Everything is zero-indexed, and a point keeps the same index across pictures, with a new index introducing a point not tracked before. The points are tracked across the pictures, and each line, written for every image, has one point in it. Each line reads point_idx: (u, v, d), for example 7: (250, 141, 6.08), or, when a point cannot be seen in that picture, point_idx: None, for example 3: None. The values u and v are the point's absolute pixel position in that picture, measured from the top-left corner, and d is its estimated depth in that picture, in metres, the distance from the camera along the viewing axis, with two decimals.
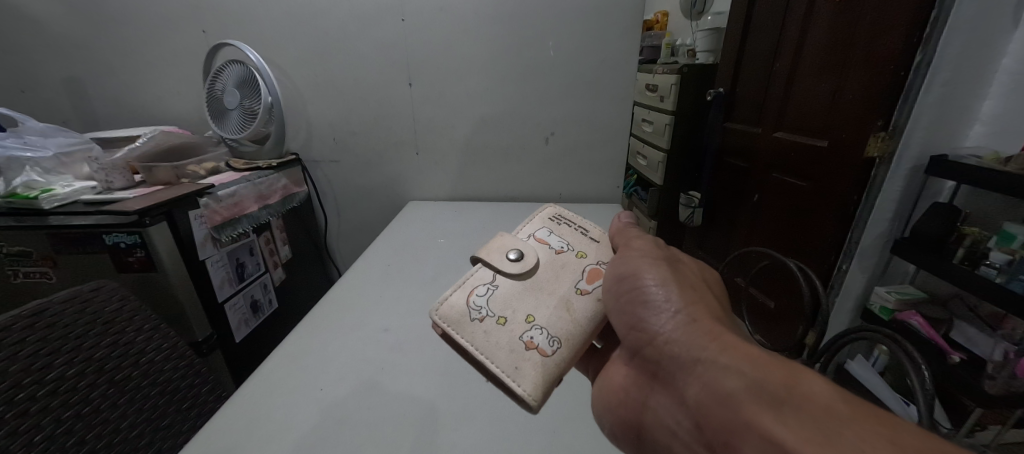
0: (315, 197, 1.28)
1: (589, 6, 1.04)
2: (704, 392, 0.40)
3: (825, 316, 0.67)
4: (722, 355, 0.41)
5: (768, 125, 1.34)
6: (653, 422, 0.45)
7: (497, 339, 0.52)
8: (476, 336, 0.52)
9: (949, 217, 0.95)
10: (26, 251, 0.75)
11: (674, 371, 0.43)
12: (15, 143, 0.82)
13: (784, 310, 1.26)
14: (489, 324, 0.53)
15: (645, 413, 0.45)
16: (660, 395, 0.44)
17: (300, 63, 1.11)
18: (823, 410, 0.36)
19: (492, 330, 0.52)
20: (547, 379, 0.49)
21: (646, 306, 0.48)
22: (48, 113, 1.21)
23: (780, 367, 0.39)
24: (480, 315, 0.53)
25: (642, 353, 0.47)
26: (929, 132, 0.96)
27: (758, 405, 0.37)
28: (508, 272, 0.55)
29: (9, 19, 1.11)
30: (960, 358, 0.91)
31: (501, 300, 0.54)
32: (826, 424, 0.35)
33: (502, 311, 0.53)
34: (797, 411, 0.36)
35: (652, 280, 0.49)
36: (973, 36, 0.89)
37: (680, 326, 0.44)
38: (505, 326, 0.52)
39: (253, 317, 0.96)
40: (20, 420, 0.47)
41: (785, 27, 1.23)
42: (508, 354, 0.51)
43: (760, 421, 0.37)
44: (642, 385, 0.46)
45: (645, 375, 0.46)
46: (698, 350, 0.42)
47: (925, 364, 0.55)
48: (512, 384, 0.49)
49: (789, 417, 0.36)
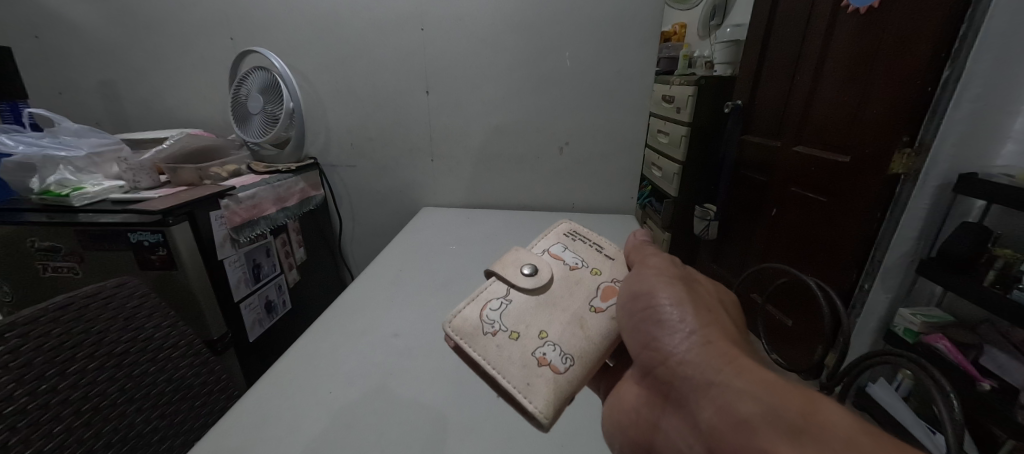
0: (331, 201, 1.30)
1: (608, 17, 1.04)
2: (718, 415, 0.40)
3: (847, 337, 0.64)
4: (737, 378, 0.40)
5: (788, 138, 1.32)
6: (666, 443, 0.44)
7: (510, 354, 0.51)
8: (488, 350, 0.52)
9: (980, 238, 0.91)
10: (56, 246, 0.77)
11: (686, 392, 0.42)
12: (50, 143, 0.87)
13: (803, 328, 1.23)
14: (502, 339, 0.52)
15: (657, 433, 0.44)
16: (673, 417, 0.43)
17: (322, 71, 1.15)
18: (841, 440, 0.35)
19: (506, 345, 0.52)
20: (559, 397, 0.49)
21: (660, 326, 0.46)
22: (83, 115, 1.27)
23: (797, 393, 0.37)
24: (493, 329, 0.53)
25: (654, 372, 0.45)
26: (957, 149, 0.93)
27: (774, 433, 0.36)
28: (522, 287, 0.55)
29: (50, 24, 1.17)
30: (991, 385, 0.87)
31: (514, 315, 0.54)
32: (842, 452, 0.34)
33: (515, 326, 0.53)
34: (813, 440, 0.35)
35: (666, 299, 0.48)
36: (1004, 52, 0.86)
37: (695, 347, 0.43)
38: (518, 341, 0.52)
39: (267, 318, 0.98)
40: (43, 411, 0.49)
41: (807, 40, 1.21)
42: (520, 368, 0.50)
43: (775, 448, 0.36)
44: (654, 406, 0.45)
45: (657, 394, 0.45)
46: (713, 372, 0.41)
47: (950, 389, 0.51)
48: (524, 399, 0.49)
49: (805, 445, 0.35)
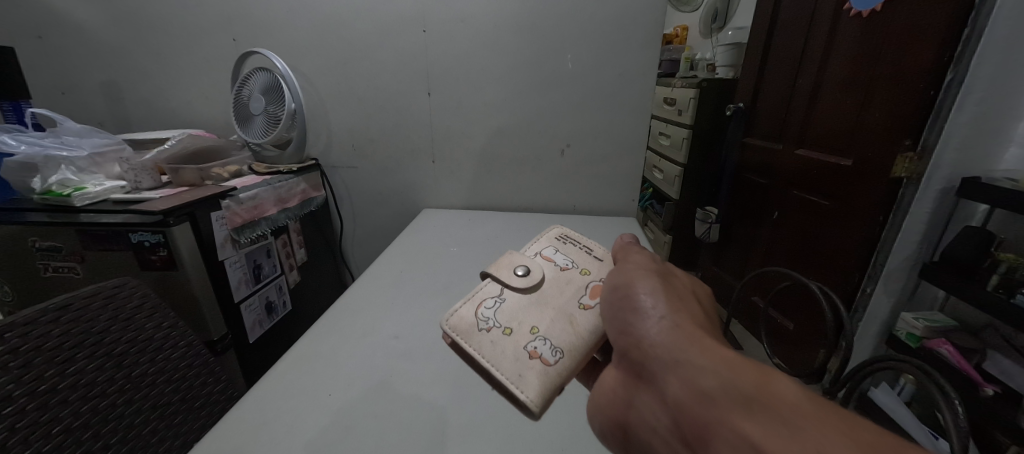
0: (332, 202, 1.30)
1: (610, 19, 1.04)
2: (682, 390, 0.39)
3: (848, 341, 0.64)
4: (700, 355, 0.40)
5: (789, 141, 1.31)
6: (637, 421, 0.42)
7: (503, 349, 0.51)
8: (483, 346, 0.51)
9: (982, 241, 0.90)
10: (57, 246, 0.77)
11: (654, 371, 0.42)
12: (52, 143, 0.87)
13: (805, 332, 1.22)
14: (496, 335, 0.52)
15: (630, 413, 0.43)
16: (644, 396, 0.42)
17: (324, 72, 1.15)
18: (788, 408, 0.36)
19: (499, 340, 0.52)
20: (549, 387, 0.48)
21: (633, 312, 0.46)
22: (86, 115, 1.27)
23: (753, 369, 0.38)
24: (487, 326, 0.53)
25: (627, 356, 0.45)
26: (960, 153, 0.92)
27: (730, 405, 0.37)
28: (515, 286, 0.55)
29: (54, 25, 1.17)
30: (994, 390, 0.86)
31: (508, 312, 0.54)
32: (790, 419, 0.35)
33: (508, 322, 0.53)
34: (764, 409, 0.36)
35: (642, 288, 0.47)
36: (1007, 56, 0.86)
37: (665, 330, 0.43)
38: (511, 336, 0.52)
39: (268, 319, 0.98)
40: (41, 412, 0.49)
41: (809, 43, 1.21)
42: (513, 362, 0.50)
43: (731, 419, 0.36)
44: (627, 386, 0.44)
45: (630, 375, 0.44)
46: (680, 352, 0.41)
47: (955, 395, 0.51)
48: (516, 390, 0.48)
49: (757, 415, 0.36)
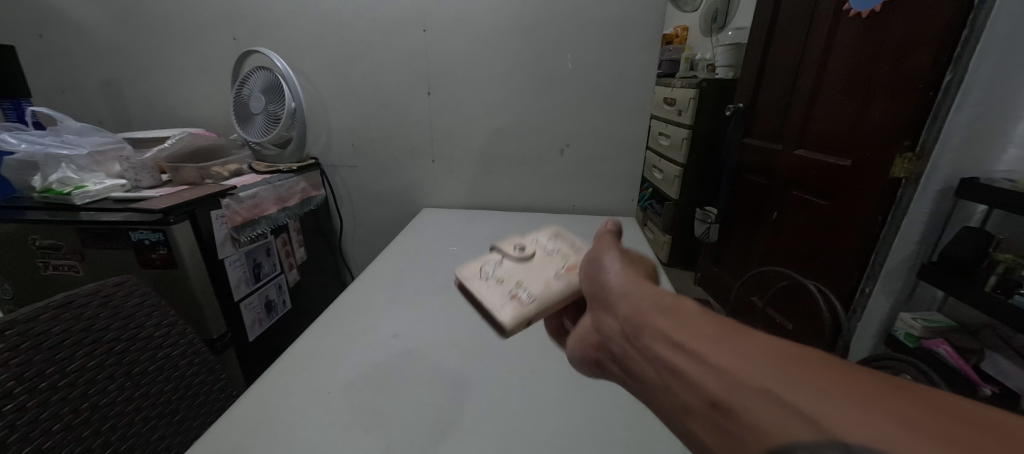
0: (332, 201, 1.30)
1: (609, 19, 1.04)
2: (633, 320, 0.36)
3: (846, 341, 0.64)
4: (649, 291, 0.37)
5: (789, 142, 1.31)
6: (605, 356, 0.39)
7: (490, 290, 0.49)
8: (475, 286, 0.49)
9: (981, 242, 0.90)
10: (57, 244, 0.78)
11: (609, 304, 0.38)
12: (52, 141, 0.87)
13: (803, 331, 1.23)
14: (487, 281, 0.50)
15: (597, 347, 0.40)
16: (605, 330, 0.39)
17: (324, 71, 1.15)
18: (732, 331, 0.32)
19: (489, 284, 0.49)
20: (524, 317, 0.45)
21: (594, 258, 0.43)
22: (86, 114, 1.27)
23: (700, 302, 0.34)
24: (482, 275, 0.51)
25: (587, 298, 0.41)
26: (959, 154, 0.92)
27: (674, 331, 0.33)
28: (515, 255, 0.53)
29: (54, 23, 1.17)
30: (991, 390, 0.85)
31: (506, 268, 0.52)
32: (735, 343, 0.31)
33: (503, 275, 0.51)
34: (703, 331, 0.32)
35: (608, 243, 0.43)
36: (1006, 57, 0.86)
37: (618, 269, 0.40)
38: (500, 283, 0.49)
39: (268, 317, 0.98)
40: (42, 409, 0.49)
41: (809, 44, 1.21)
42: (495, 297, 0.47)
43: (672, 342, 0.33)
44: (589, 325, 0.41)
45: (591, 315, 0.41)
46: (630, 286, 0.38)
47: (952, 394, 0.52)
48: (495, 312, 0.46)
49: (699, 336, 0.32)
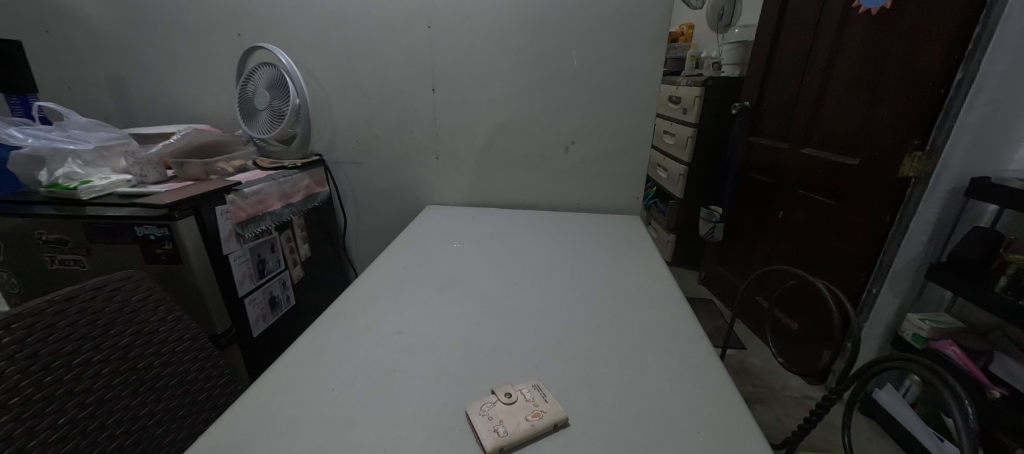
0: (336, 197, 1.30)
1: (615, 16, 1.03)
2: None
3: (854, 341, 0.64)
4: None
5: (796, 141, 1.30)
6: None
7: (480, 420, 0.53)
8: (472, 417, 0.54)
9: (991, 242, 0.89)
10: (63, 239, 0.78)
11: None
12: (59, 136, 0.87)
13: (809, 332, 1.22)
14: (480, 413, 0.54)
15: None
16: None
17: (328, 68, 1.15)
18: None
19: (481, 416, 0.54)
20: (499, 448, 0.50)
21: None
22: (92, 110, 1.27)
23: None
24: (480, 407, 0.55)
25: None
26: (969, 153, 0.92)
27: None
28: (502, 392, 0.56)
29: (60, 19, 1.18)
30: (1001, 392, 0.86)
31: (495, 402, 0.55)
32: None
33: (489, 407, 0.55)
34: None
35: None
36: (1019, 55, 0.85)
37: None
38: (484, 416, 0.54)
39: (271, 313, 0.98)
40: (48, 402, 0.49)
41: (817, 41, 1.20)
42: (480, 426, 0.52)
43: None
44: None
45: None
46: None
47: (965, 394, 0.50)
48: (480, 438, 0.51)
49: None
